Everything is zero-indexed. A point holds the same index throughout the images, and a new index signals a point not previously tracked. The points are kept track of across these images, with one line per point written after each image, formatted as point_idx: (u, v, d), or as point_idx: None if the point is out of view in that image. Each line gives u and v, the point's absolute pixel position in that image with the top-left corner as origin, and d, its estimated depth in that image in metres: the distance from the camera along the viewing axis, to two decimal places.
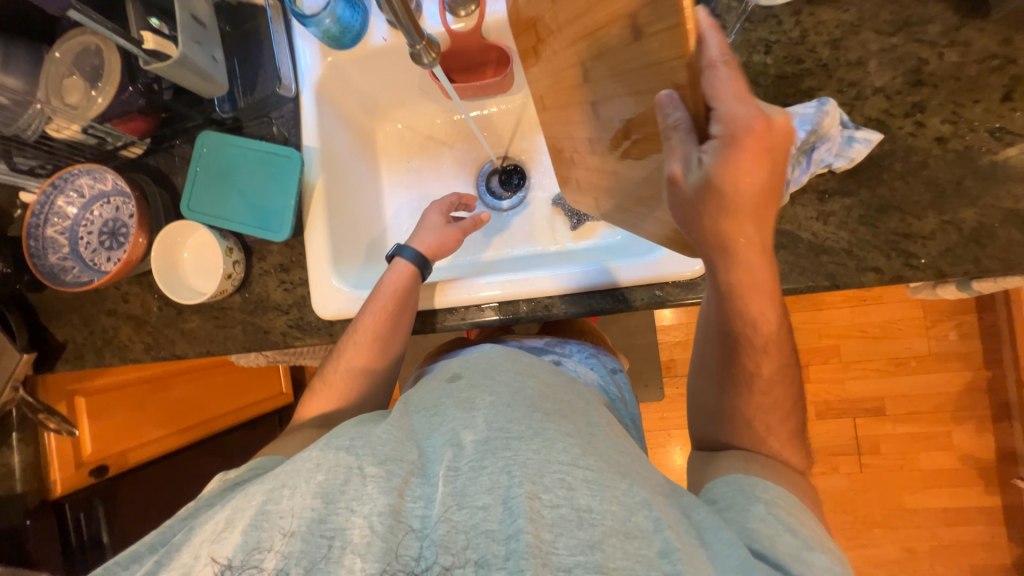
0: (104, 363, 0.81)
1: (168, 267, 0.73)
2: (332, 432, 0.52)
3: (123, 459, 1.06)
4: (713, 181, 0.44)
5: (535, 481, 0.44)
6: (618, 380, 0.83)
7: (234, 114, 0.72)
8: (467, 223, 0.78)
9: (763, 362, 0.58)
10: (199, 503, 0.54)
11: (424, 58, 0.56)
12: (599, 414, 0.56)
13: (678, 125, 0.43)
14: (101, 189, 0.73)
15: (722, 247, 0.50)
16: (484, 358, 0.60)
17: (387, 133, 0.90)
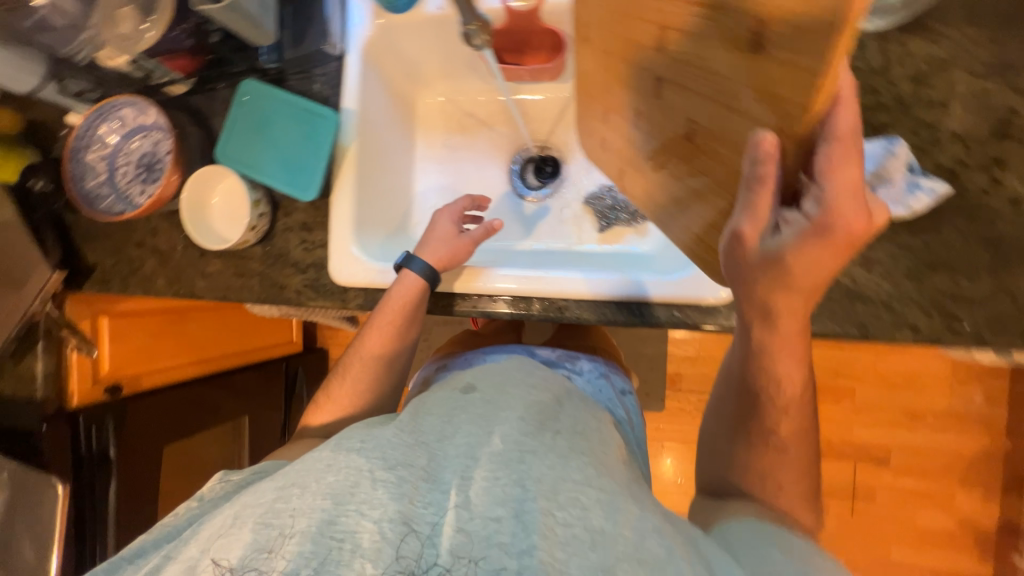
0: (127, 291, 0.84)
1: (197, 210, 0.74)
2: (342, 434, 0.54)
3: (136, 381, 1.09)
4: (779, 258, 0.44)
5: (550, 497, 0.46)
6: (626, 402, 0.86)
7: (278, 65, 0.71)
8: (477, 232, 0.74)
9: (783, 423, 0.59)
10: (206, 505, 0.60)
11: (475, 39, 0.56)
12: (610, 443, 0.58)
13: (769, 182, 0.41)
14: (141, 122, 0.74)
15: (764, 319, 0.50)
16: (496, 373, 0.64)
17: (428, 105, 0.88)
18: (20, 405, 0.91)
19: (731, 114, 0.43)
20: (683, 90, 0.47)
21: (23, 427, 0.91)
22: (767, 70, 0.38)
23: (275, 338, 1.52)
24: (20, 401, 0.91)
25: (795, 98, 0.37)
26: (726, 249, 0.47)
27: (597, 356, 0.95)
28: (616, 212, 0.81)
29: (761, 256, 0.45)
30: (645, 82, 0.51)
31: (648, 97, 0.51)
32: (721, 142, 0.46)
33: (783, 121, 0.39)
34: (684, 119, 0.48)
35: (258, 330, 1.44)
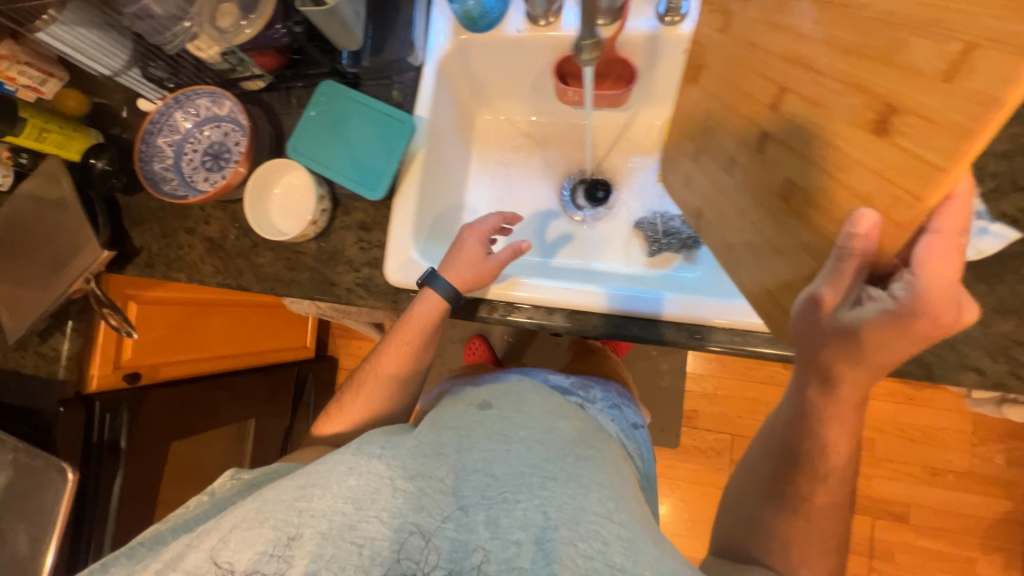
0: (170, 276, 0.84)
1: (258, 200, 0.75)
2: (363, 439, 0.60)
3: (155, 371, 1.08)
4: (849, 330, 0.48)
5: (571, 527, 0.51)
6: (638, 436, 0.84)
7: (356, 70, 0.74)
8: (504, 253, 0.71)
9: (818, 490, 0.60)
10: (216, 500, 0.62)
11: (584, 54, 0.58)
12: (621, 469, 0.62)
13: (860, 254, 0.44)
14: (215, 113, 0.76)
15: (825, 380, 0.53)
16: (512, 393, 0.70)
17: (487, 121, 0.91)
18: (43, 383, 0.88)
19: (837, 187, 0.45)
20: (789, 153, 0.49)
21: (40, 408, 0.87)
22: (883, 152, 0.40)
23: (286, 341, 1.51)
24: (43, 378, 0.88)
25: (909, 187, 0.39)
26: (800, 312, 0.50)
27: (610, 387, 0.92)
28: (666, 240, 0.82)
29: (835, 322, 0.49)
30: (748, 132, 0.54)
31: (749, 148, 0.54)
32: (818, 208, 0.48)
33: (892, 206, 0.41)
34: (784, 178, 0.50)
35: (270, 333, 1.42)
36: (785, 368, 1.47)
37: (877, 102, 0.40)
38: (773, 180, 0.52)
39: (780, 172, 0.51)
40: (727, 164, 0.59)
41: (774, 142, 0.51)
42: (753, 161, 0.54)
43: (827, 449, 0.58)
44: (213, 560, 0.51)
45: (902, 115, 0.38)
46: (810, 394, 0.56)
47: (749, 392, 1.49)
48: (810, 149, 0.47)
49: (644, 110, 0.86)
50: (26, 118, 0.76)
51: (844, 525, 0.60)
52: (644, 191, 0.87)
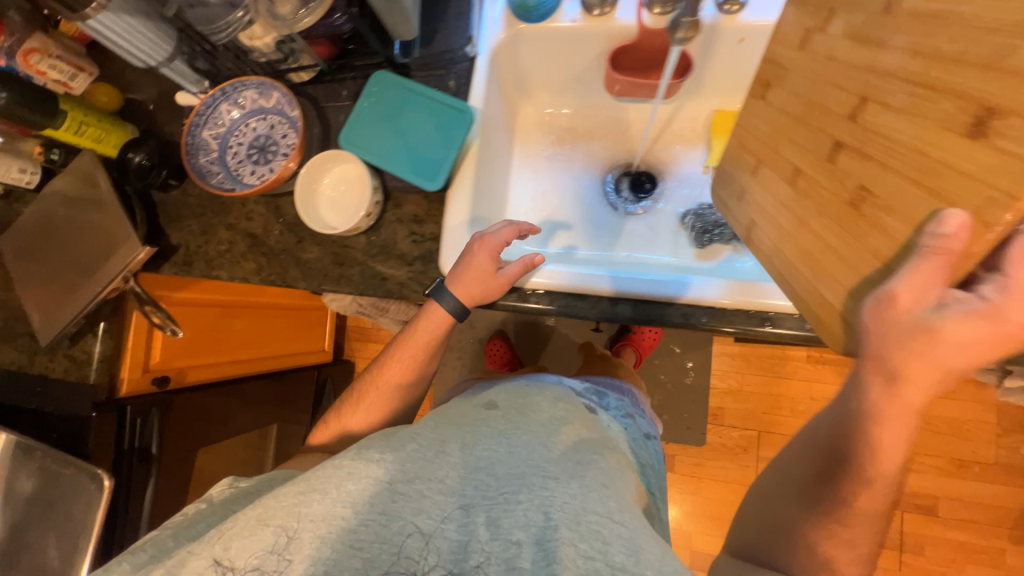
0: (210, 273, 0.81)
1: (307, 194, 0.73)
2: (365, 444, 0.58)
3: (182, 375, 1.05)
4: (924, 325, 0.40)
5: (572, 527, 0.48)
6: (651, 447, 0.82)
7: (406, 61, 0.74)
8: (513, 268, 0.68)
9: (861, 495, 0.49)
10: (211, 506, 0.59)
11: (679, 32, 0.59)
12: (623, 469, 0.59)
13: (945, 255, 0.38)
14: (261, 105, 0.74)
15: (891, 380, 0.43)
16: (517, 394, 0.69)
17: (528, 115, 0.90)
18: (72, 388, 0.85)
19: (918, 191, 0.40)
20: (864, 158, 0.45)
21: (68, 414, 0.83)
22: (982, 158, 0.35)
23: (306, 345, 1.48)
24: (73, 382, 0.85)
25: (1007, 187, 0.34)
26: (865, 314, 0.43)
27: (625, 399, 0.90)
28: (717, 230, 0.82)
29: (912, 321, 0.41)
30: (822, 142, 0.51)
31: (819, 157, 0.51)
32: (891, 213, 0.43)
33: (985, 206, 0.35)
34: (854, 185, 0.47)
35: (290, 336, 1.39)
36: (810, 363, 1.47)
37: (975, 104, 0.35)
38: (842, 188, 0.48)
39: (851, 178, 0.47)
40: (790, 175, 0.55)
41: (847, 149, 0.47)
42: (823, 171, 0.51)
43: (872, 447, 0.47)
44: (210, 558, 0.49)
45: (1005, 117, 0.33)
46: (867, 392, 0.45)
47: (774, 388, 1.49)
48: (890, 156, 0.43)
49: (687, 102, 0.87)
50: (65, 110, 0.73)
51: (877, 534, 0.51)
52: (690, 183, 0.87)
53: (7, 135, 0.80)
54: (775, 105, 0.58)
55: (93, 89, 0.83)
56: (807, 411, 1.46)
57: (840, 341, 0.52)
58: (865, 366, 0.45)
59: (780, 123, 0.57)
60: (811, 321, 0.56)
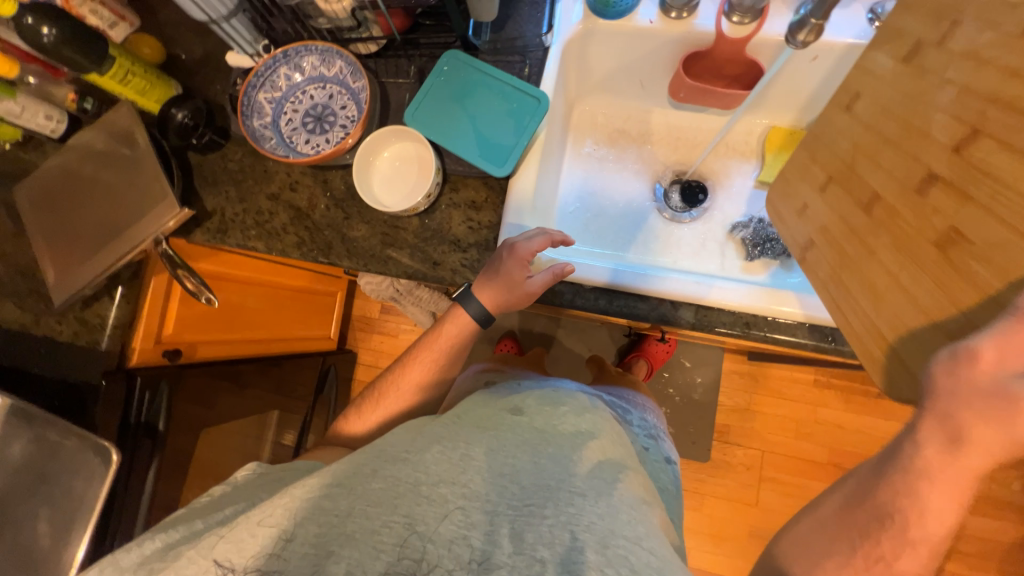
0: (245, 242, 0.77)
1: (363, 168, 0.70)
2: (388, 441, 0.55)
3: (192, 350, 1.00)
4: (1007, 392, 0.32)
5: (599, 550, 0.44)
6: (672, 474, 0.75)
7: (479, 43, 0.72)
8: (541, 279, 0.65)
9: (903, 559, 0.39)
10: (231, 490, 0.56)
11: (797, 38, 0.62)
12: (649, 492, 0.54)
13: None
14: (322, 73, 0.72)
15: (954, 443, 0.34)
16: (544, 398, 0.62)
17: (582, 113, 0.91)
18: (81, 353, 0.80)
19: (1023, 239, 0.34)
20: (967, 199, 0.38)
21: (77, 379, 0.79)
22: None
23: (315, 332, 1.43)
24: (81, 347, 0.80)
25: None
26: (936, 367, 0.35)
27: (648, 419, 0.86)
28: (769, 245, 0.80)
29: (994, 386, 0.32)
30: (913, 171, 0.43)
31: (904, 188, 0.43)
32: (986, 262, 0.36)
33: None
34: (945, 225, 0.39)
35: (300, 319, 1.34)
36: (817, 387, 1.49)
37: None
38: (928, 226, 0.41)
39: (941, 217, 0.40)
40: (867, 202, 0.48)
41: (943, 183, 0.40)
42: (907, 205, 0.43)
43: (923, 514, 0.37)
44: (212, 560, 0.45)
45: None
46: (919, 448, 0.36)
47: (781, 409, 1.50)
48: (992, 197, 0.36)
49: (743, 117, 0.88)
50: (115, 56, 0.69)
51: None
52: (740, 196, 0.87)
53: (41, 76, 0.76)
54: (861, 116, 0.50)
55: (134, 38, 0.78)
56: (811, 433, 1.47)
57: (889, 383, 0.45)
58: (922, 424, 0.36)
59: (862, 138, 0.49)
60: (857, 350, 0.49)
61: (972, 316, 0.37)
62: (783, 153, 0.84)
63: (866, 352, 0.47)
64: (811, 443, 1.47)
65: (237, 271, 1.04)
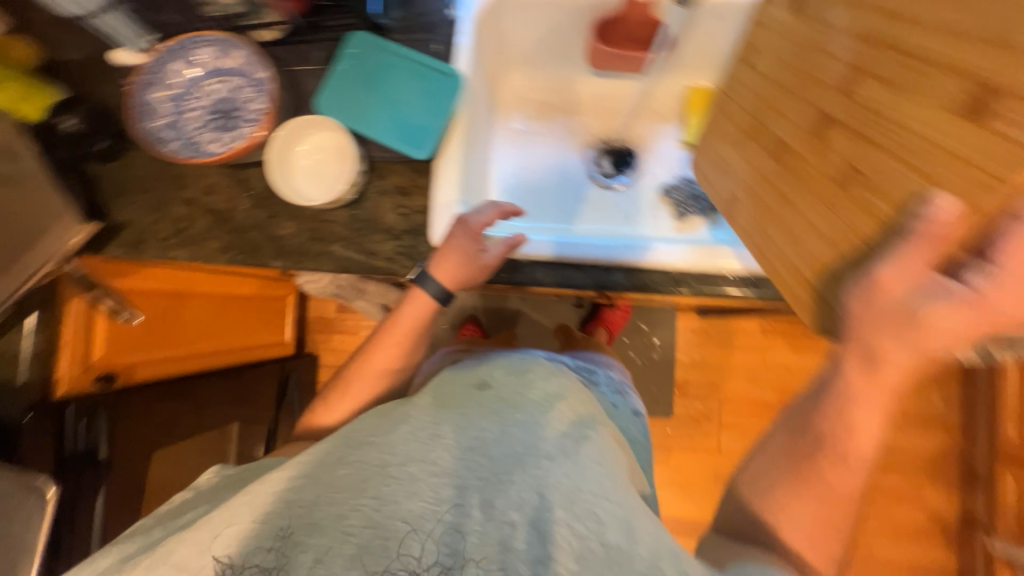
0: (165, 253, 0.73)
1: (281, 163, 0.68)
2: (353, 428, 0.52)
3: (131, 371, 0.94)
4: (904, 309, 0.43)
5: (566, 508, 0.44)
6: (639, 423, 0.80)
7: (388, 22, 0.70)
8: (494, 253, 0.67)
9: (835, 471, 0.52)
10: (195, 495, 0.53)
11: None
12: (620, 452, 0.54)
13: (928, 241, 0.40)
14: (220, 66, 0.69)
15: (868, 360, 0.47)
16: (512, 368, 0.59)
17: (508, 88, 0.91)
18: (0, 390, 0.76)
19: (907, 171, 0.41)
20: (858, 137, 0.46)
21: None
22: (976, 139, 0.36)
23: (275, 335, 1.38)
24: None
25: (994, 171, 0.35)
26: (850, 298, 0.46)
27: (613, 374, 0.90)
28: (692, 203, 0.84)
29: (893, 302, 0.44)
30: (809, 117, 0.51)
31: (807, 133, 0.51)
32: (878, 192, 0.44)
33: (974, 191, 0.37)
34: (842, 163, 0.47)
35: (256, 324, 1.27)
36: (763, 334, 1.58)
37: (969, 81, 0.37)
38: (828, 166, 0.49)
39: (837, 155, 0.48)
40: (776, 151, 0.56)
41: (838, 125, 0.48)
42: (810, 149, 0.51)
43: (845, 427, 0.51)
44: (176, 560, 0.44)
45: (1004, 98, 0.34)
46: (842, 369, 0.50)
47: (733, 358, 1.59)
48: (876, 132, 0.44)
49: (663, 80, 0.90)
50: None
51: (854, 513, 0.53)
52: (666, 159, 0.90)
53: None
54: (760, 73, 0.58)
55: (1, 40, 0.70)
56: (760, 378, 1.57)
57: (816, 320, 0.53)
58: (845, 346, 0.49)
59: (765, 91, 0.58)
60: (784, 289, 0.57)
61: (874, 245, 0.45)
62: (700, 113, 0.88)
63: (794, 293, 0.55)
64: (763, 387, 1.57)
65: (168, 285, 0.97)
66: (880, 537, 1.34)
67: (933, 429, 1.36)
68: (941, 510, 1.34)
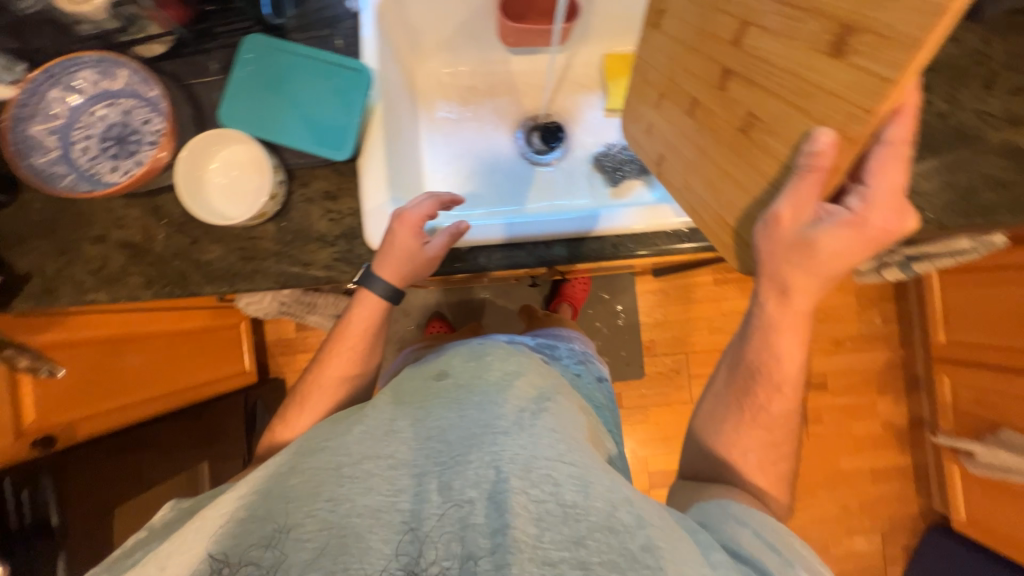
0: (81, 298, 0.67)
1: (193, 185, 0.64)
2: (308, 437, 0.52)
3: (73, 431, 0.83)
4: (808, 240, 0.47)
5: (523, 476, 0.45)
6: (603, 389, 0.83)
7: (281, 21, 0.69)
8: (439, 242, 0.65)
9: (775, 401, 0.58)
10: (148, 534, 0.51)
11: None
12: (580, 419, 0.56)
13: (817, 172, 0.43)
14: (107, 88, 0.65)
15: (785, 294, 0.52)
16: (469, 355, 0.60)
17: (425, 77, 0.89)
18: None
19: (795, 113, 0.45)
20: (753, 85, 0.48)
21: None
22: (843, 75, 0.40)
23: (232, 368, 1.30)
24: None
25: (861, 102, 0.39)
26: (758, 237, 0.49)
27: (574, 345, 0.91)
28: (627, 167, 0.86)
29: (793, 237, 0.48)
30: (712, 71, 0.53)
31: (711, 86, 0.53)
32: (775, 135, 0.47)
33: (847, 122, 0.41)
34: (745, 112, 0.50)
35: (207, 359, 1.19)
36: (717, 285, 1.65)
37: (834, 23, 0.40)
38: (733, 116, 0.51)
39: (740, 106, 0.50)
40: (690, 107, 0.57)
41: (737, 77, 0.50)
42: (717, 101, 0.53)
43: (779, 360, 0.57)
44: None
45: (857, 34, 0.38)
46: (767, 307, 0.55)
47: (693, 312, 1.64)
48: (768, 80, 0.46)
49: (579, 50, 0.91)
50: None
51: (794, 435, 0.60)
52: (595, 128, 0.91)
53: None
54: (670, 34, 0.59)
55: None
56: (721, 326, 1.64)
57: (741, 263, 0.56)
58: (762, 285, 0.53)
59: (676, 53, 0.59)
60: (707, 236, 0.60)
61: (778, 185, 0.48)
62: (620, 79, 0.89)
63: (717, 238, 0.58)
64: (723, 334, 1.64)
65: (113, 330, 0.92)
66: (843, 452, 1.46)
67: (876, 346, 1.48)
68: (892, 418, 1.47)
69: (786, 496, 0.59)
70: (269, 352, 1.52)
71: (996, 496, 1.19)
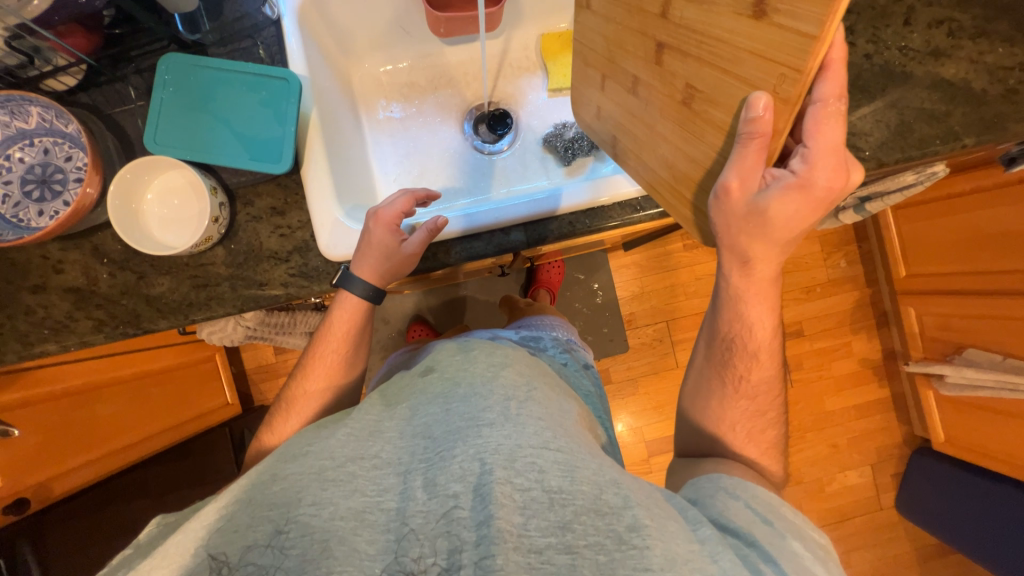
0: (30, 352, 0.64)
1: (129, 218, 0.62)
2: (290, 442, 0.51)
3: (46, 489, 0.82)
4: (760, 208, 0.48)
5: (507, 466, 0.44)
6: (590, 374, 0.82)
7: (199, 37, 0.67)
8: (418, 238, 0.64)
9: (752, 369, 0.60)
10: (130, 553, 0.48)
11: None
12: (569, 405, 0.56)
13: (759, 137, 0.44)
14: (20, 128, 0.62)
15: (751, 264, 0.54)
16: (455, 349, 0.59)
17: (362, 79, 0.88)
18: None
19: (729, 79, 0.45)
20: (686, 57, 0.49)
21: None
22: (768, 34, 0.41)
23: (213, 402, 1.27)
24: None
25: (791, 61, 0.40)
26: (711, 211, 0.50)
27: (558, 333, 0.90)
28: (580, 143, 0.85)
29: (745, 204, 0.48)
30: (646, 49, 0.53)
31: (648, 67, 0.54)
32: (717, 106, 0.47)
33: (781, 82, 0.41)
34: (683, 85, 0.50)
35: (184, 398, 1.16)
36: (688, 250, 1.66)
37: None
38: (674, 92, 0.51)
39: (679, 80, 0.50)
40: (632, 87, 0.57)
41: (668, 51, 0.51)
42: (655, 78, 0.53)
43: (750, 329, 0.59)
44: None
45: None
46: (735, 279, 0.57)
47: (668, 280, 1.66)
48: (702, 50, 0.47)
49: (514, 33, 0.90)
50: None
51: (772, 389, 0.62)
52: (542, 110, 0.91)
53: None
54: (598, 21, 0.60)
55: None
56: (697, 291, 1.66)
57: (702, 235, 0.56)
58: (726, 257, 0.55)
59: (611, 34, 0.59)
60: (664, 208, 0.60)
61: (723, 152, 0.49)
62: (560, 57, 0.88)
63: (679, 213, 0.58)
64: (700, 298, 1.66)
65: (73, 382, 0.88)
66: (826, 393, 1.51)
67: (845, 288, 1.52)
68: (867, 354, 1.52)
69: (767, 442, 0.61)
70: (250, 381, 1.48)
71: (970, 413, 1.25)
